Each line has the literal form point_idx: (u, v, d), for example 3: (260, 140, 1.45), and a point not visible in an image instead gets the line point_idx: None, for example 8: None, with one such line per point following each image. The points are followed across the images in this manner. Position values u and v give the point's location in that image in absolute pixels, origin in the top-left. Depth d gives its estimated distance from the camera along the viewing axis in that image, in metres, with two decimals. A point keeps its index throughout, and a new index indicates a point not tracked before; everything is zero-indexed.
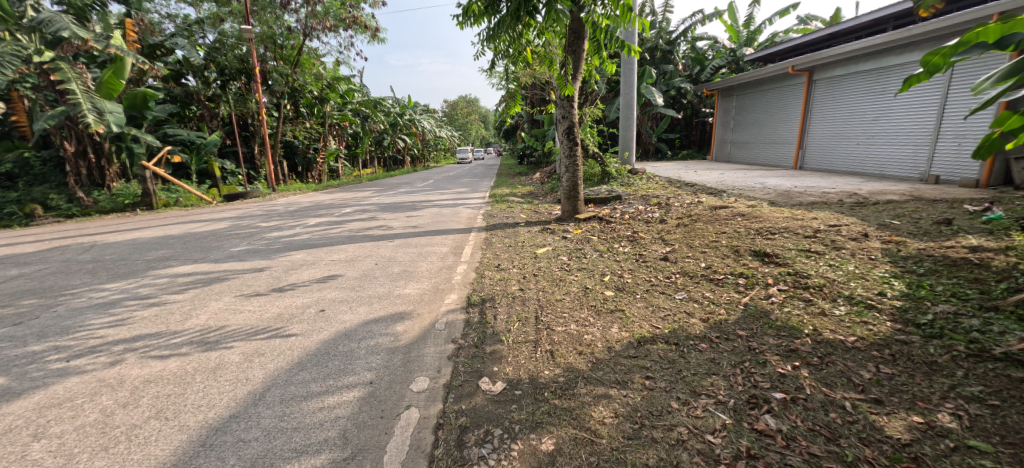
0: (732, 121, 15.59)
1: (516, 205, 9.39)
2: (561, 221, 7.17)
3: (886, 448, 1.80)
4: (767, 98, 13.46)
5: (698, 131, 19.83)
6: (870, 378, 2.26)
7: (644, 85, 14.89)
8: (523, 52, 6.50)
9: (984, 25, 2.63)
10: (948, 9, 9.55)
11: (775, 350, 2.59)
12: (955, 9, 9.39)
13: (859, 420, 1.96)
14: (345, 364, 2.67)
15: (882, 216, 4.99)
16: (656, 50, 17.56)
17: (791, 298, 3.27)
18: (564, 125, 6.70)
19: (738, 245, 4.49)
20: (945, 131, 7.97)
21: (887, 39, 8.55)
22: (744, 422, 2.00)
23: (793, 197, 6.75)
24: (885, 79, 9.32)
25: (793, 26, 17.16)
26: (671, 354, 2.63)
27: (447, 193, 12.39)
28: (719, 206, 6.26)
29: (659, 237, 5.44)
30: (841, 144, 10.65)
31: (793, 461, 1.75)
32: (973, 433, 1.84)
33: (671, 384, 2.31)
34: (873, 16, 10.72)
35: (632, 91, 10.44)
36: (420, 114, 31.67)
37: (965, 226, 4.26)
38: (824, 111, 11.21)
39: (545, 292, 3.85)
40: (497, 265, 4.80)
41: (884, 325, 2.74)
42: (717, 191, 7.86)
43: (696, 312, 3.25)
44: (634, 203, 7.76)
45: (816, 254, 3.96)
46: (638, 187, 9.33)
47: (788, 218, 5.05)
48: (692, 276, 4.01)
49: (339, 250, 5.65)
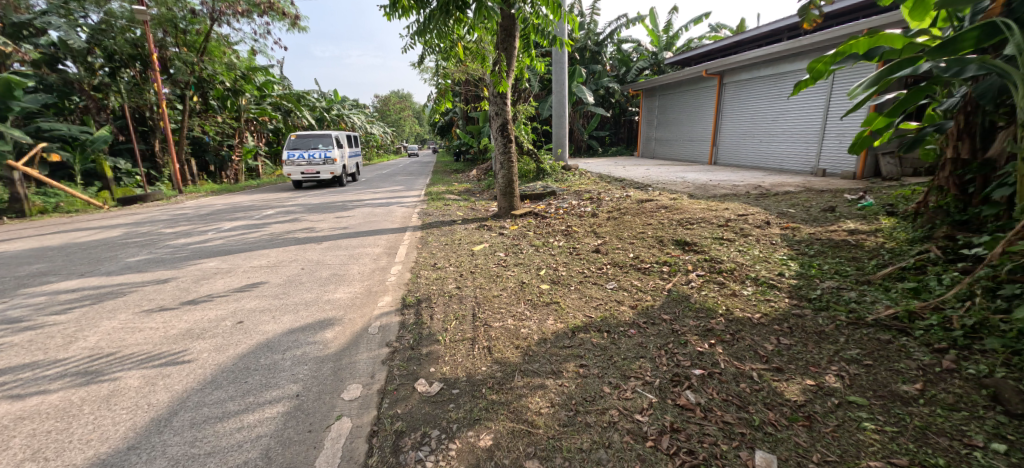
0: (655, 119, 16.56)
1: (452, 202, 9.27)
2: (498, 217, 7.19)
3: (786, 410, 2.02)
4: (685, 98, 14.50)
5: (626, 129, 20.87)
6: (772, 349, 2.54)
7: (575, 84, 15.40)
8: (455, 48, 6.47)
9: (855, 36, 3.35)
10: (830, 24, 10.89)
11: (694, 330, 2.82)
12: (835, 24, 10.76)
13: (764, 388, 2.19)
14: (267, 378, 2.48)
15: (781, 206, 5.59)
16: (585, 50, 18.21)
17: (707, 282, 3.58)
18: (498, 122, 6.72)
19: (663, 236, 4.79)
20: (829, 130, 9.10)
21: (782, 48, 9.57)
22: (668, 399, 2.14)
23: (708, 190, 7.36)
24: (782, 84, 10.44)
25: (706, 33, 18.69)
26: (603, 342, 2.76)
27: (380, 193, 11.76)
28: (645, 200, 6.66)
29: (591, 231, 5.66)
30: (748, 141, 11.77)
31: (711, 430, 1.91)
32: (853, 390, 2.13)
33: (603, 369, 2.42)
34: (772, 27, 11.95)
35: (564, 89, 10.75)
36: (350, 109, 30.12)
37: (845, 213, 4.91)
38: (732, 111, 12.31)
39: (482, 289, 3.85)
40: (433, 264, 4.72)
41: (782, 301, 3.10)
42: (644, 186, 8.34)
43: (625, 299, 3.43)
44: (568, 198, 7.99)
45: (728, 240, 4.36)
46: (572, 182, 9.65)
47: (704, 210, 5.50)
48: (622, 266, 4.22)
49: (261, 256, 5.23)
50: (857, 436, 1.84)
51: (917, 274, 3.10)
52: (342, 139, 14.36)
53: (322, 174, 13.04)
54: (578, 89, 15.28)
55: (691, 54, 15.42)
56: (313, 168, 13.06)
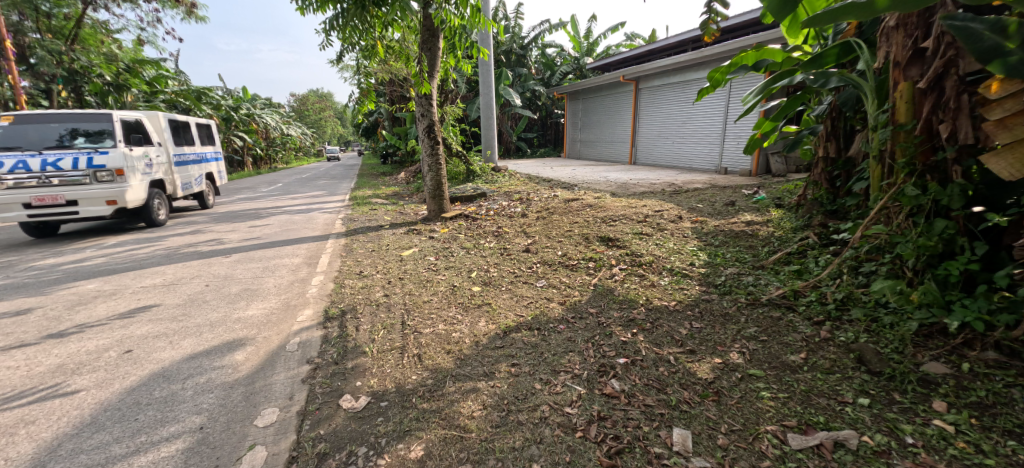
0: (579, 121, 17.26)
1: (380, 206, 8.92)
2: (428, 221, 7.03)
3: (698, 388, 2.21)
4: (605, 102, 15.28)
5: (553, 131, 21.46)
6: (686, 333, 2.76)
7: (501, 86, 15.53)
8: (376, 46, 6.23)
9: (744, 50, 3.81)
10: (727, 37, 12.09)
11: (618, 321, 2.98)
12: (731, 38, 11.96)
13: (680, 369, 2.37)
14: (164, 412, 2.20)
15: (691, 201, 6.11)
16: (511, 53, 18.47)
17: (630, 275, 3.80)
18: (424, 123, 6.57)
19: (588, 233, 5.00)
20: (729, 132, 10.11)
21: (688, 58, 10.45)
22: (595, 389, 2.24)
23: (629, 189, 7.82)
24: (688, 90, 11.39)
25: (622, 42, 19.85)
26: (534, 339, 2.81)
27: (299, 199, 10.98)
28: (571, 199, 6.91)
29: (521, 231, 5.75)
30: (661, 143, 12.70)
31: (634, 415, 2.03)
32: (752, 364, 2.38)
33: (534, 367, 2.47)
34: (678, 38, 13.00)
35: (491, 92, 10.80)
36: (262, 108, 27.75)
37: (744, 206, 5.48)
38: (647, 114, 13.20)
39: (412, 295, 3.74)
40: (359, 272, 4.50)
41: (694, 288, 3.38)
42: (570, 185, 8.66)
43: (555, 296, 3.54)
44: (499, 199, 8.04)
45: (646, 235, 4.67)
46: (502, 184, 9.72)
47: (625, 207, 5.83)
48: (551, 264, 4.35)
49: (156, 273, 4.63)
50: (757, 404, 2.06)
51: (799, 258, 3.55)
52: (141, 123, 7.16)
53: (78, 207, 6.08)
54: (505, 91, 15.46)
55: (609, 61, 16.28)
56: (54, 191, 6.03)
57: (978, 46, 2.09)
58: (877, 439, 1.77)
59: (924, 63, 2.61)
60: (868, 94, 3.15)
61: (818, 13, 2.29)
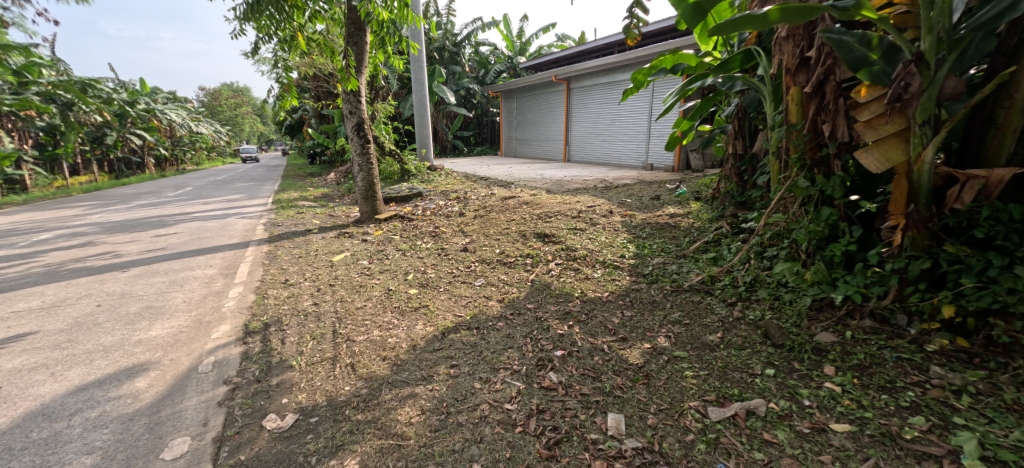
0: (514, 120, 17.42)
1: (307, 209, 8.37)
2: (360, 223, 6.71)
3: (630, 373, 2.33)
4: (539, 101, 15.57)
5: (489, 130, 21.42)
6: (618, 322, 2.90)
7: (434, 84, 15.23)
8: (297, 39, 5.83)
9: (662, 55, 4.10)
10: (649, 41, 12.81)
11: (554, 315, 3.06)
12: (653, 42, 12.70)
13: (613, 357, 2.49)
14: (43, 456, 1.90)
15: (620, 196, 6.42)
16: (444, 50, 18.12)
17: (565, 269, 3.91)
18: (353, 121, 6.26)
19: (525, 230, 5.08)
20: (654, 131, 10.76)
21: (614, 60, 10.94)
22: (534, 383, 2.28)
23: (563, 185, 8.04)
24: (616, 90, 11.94)
25: (554, 42, 20.31)
26: (473, 339, 2.80)
27: (212, 203, 10.01)
28: (508, 197, 6.97)
29: (458, 230, 5.69)
30: (592, 141, 13.21)
31: (571, 404, 2.10)
32: (677, 346, 2.56)
33: (473, 366, 2.47)
34: (606, 41, 13.56)
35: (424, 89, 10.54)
36: (166, 103, 24.92)
37: (668, 200, 5.87)
38: (578, 113, 13.65)
39: (344, 302, 3.56)
40: (284, 280, 4.20)
41: (625, 279, 3.57)
42: (507, 183, 8.72)
43: (493, 294, 3.54)
44: (435, 198, 7.89)
45: (580, 230, 4.83)
46: (438, 183, 9.53)
47: (559, 203, 5.99)
48: (489, 262, 4.35)
49: (32, 295, 3.99)
50: (681, 383, 2.22)
51: (715, 246, 3.87)
52: None
53: None
54: (439, 88, 15.20)
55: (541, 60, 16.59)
56: None
57: (850, 57, 2.42)
58: (782, 404, 1.99)
59: (809, 70, 2.95)
60: (767, 96, 3.52)
61: (722, 22, 2.51)
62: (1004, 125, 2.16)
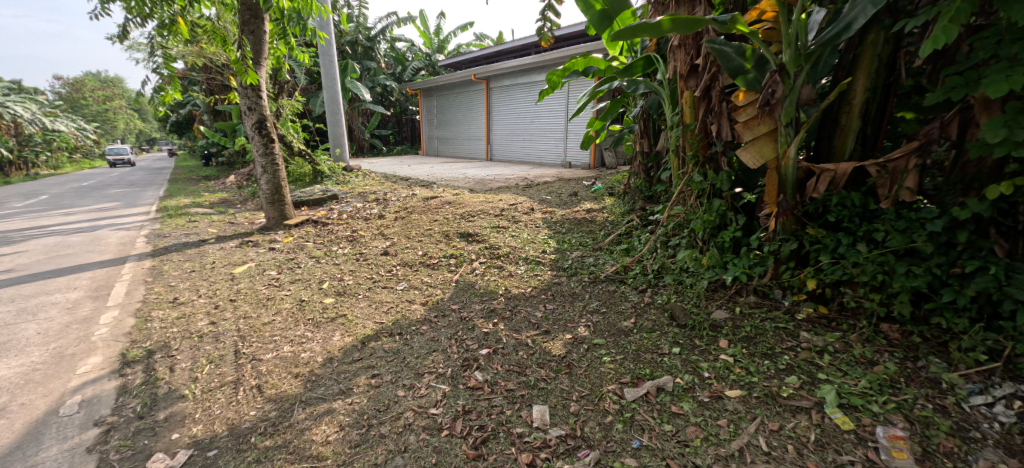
0: (434, 119, 17.06)
1: (202, 217, 7.46)
2: (266, 230, 6.11)
3: (553, 365, 2.41)
4: (458, 100, 15.44)
5: (410, 128, 20.61)
6: (541, 316, 2.99)
7: (347, 80, 14.39)
8: (179, 24, 5.18)
9: (574, 57, 4.28)
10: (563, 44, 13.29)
11: (479, 314, 3.07)
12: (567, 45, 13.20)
13: (536, 350, 2.56)
14: None
15: (541, 193, 6.61)
16: (357, 44, 17.01)
17: (489, 267, 3.94)
18: (253, 118, 5.69)
19: (448, 230, 5.01)
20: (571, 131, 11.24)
21: (531, 61, 11.19)
22: (460, 384, 2.27)
23: (486, 184, 8.07)
24: (533, 91, 12.24)
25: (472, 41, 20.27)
26: (395, 345, 2.71)
27: (77, 214, 8.52)
28: (430, 197, 6.83)
29: (378, 233, 5.44)
30: (513, 140, 13.42)
31: (497, 401, 2.12)
32: (596, 334, 2.71)
33: (396, 373, 2.39)
34: (522, 42, 13.82)
35: (335, 84, 9.89)
36: (8, 95, 20.68)
37: (585, 196, 6.17)
38: (498, 112, 13.78)
39: (249, 319, 3.23)
40: (174, 299, 3.70)
41: (547, 273, 3.68)
42: (428, 183, 8.52)
43: (417, 298, 3.45)
44: (352, 201, 7.46)
45: (503, 228, 4.89)
46: (354, 184, 9.02)
47: (482, 202, 6.01)
48: (411, 265, 4.22)
49: None
50: (600, 369, 2.34)
51: (627, 238, 4.14)
52: None
53: None
54: (353, 84, 14.38)
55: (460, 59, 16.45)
56: None
57: (730, 66, 2.72)
58: (686, 379, 2.19)
59: (698, 76, 3.26)
60: (666, 99, 3.84)
61: (622, 28, 2.69)
62: (846, 127, 2.57)
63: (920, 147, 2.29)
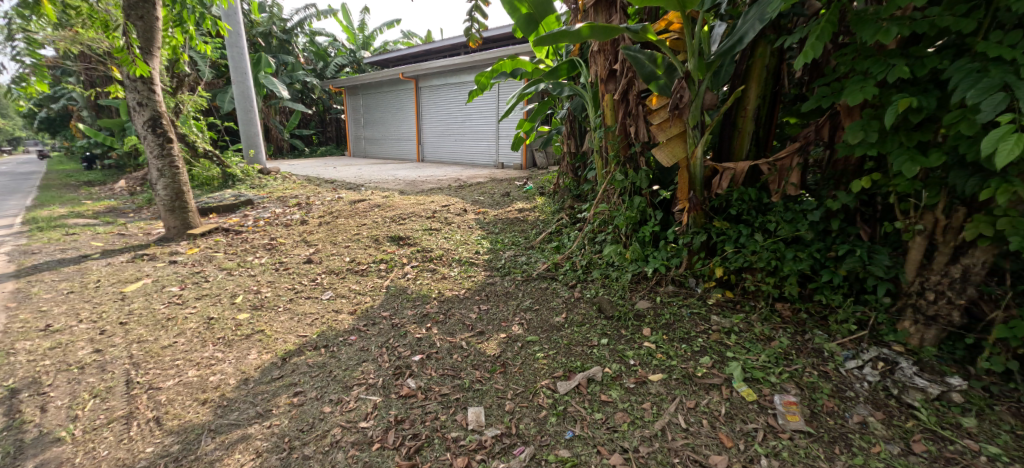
0: (360, 118, 16.21)
1: (83, 228, 6.45)
2: (166, 241, 5.40)
3: (488, 365, 2.42)
4: (385, 99, 14.90)
5: (334, 128, 19.52)
6: (476, 317, 2.99)
7: (261, 74, 13.27)
8: (45, 4, 4.42)
9: (501, 59, 4.36)
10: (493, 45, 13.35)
11: (412, 319, 2.99)
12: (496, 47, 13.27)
13: (471, 352, 2.56)
14: None
15: (474, 194, 6.60)
16: (271, 37, 15.45)
17: (422, 271, 3.85)
18: (145, 115, 5.03)
19: (378, 235, 4.82)
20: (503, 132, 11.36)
21: (461, 61, 11.10)
22: (392, 394, 2.20)
23: (417, 186, 7.88)
24: (463, 91, 12.16)
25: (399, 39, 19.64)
26: (321, 358, 2.56)
27: None
28: (357, 200, 6.51)
29: (300, 240, 5.07)
30: (444, 140, 13.24)
31: (432, 407, 2.09)
32: (530, 331, 2.76)
33: (322, 389, 2.26)
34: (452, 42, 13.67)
35: (246, 79, 9.06)
36: None
37: (517, 195, 6.26)
38: (428, 112, 13.51)
39: (145, 343, 2.86)
40: (47, 326, 3.16)
41: (481, 274, 3.68)
42: (356, 186, 8.12)
43: (344, 307, 3.28)
44: (270, 206, 6.87)
45: (435, 230, 4.81)
46: (272, 188, 8.29)
47: (413, 204, 5.86)
48: (338, 272, 4.00)
49: None
50: (534, 365, 2.39)
51: (558, 236, 4.27)
52: None
53: None
54: (267, 80, 13.28)
55: (386, 57, 15.90)
56: None
57: (643, 72, 2.90)
58: (614, 368, 2.31)
59: (616, 81, 3.45)
60: (589, 101, 4.01)
61: (544, 34, 2.82)
62: (742, 129, 2.86)
63: (801, 148, 2.61)
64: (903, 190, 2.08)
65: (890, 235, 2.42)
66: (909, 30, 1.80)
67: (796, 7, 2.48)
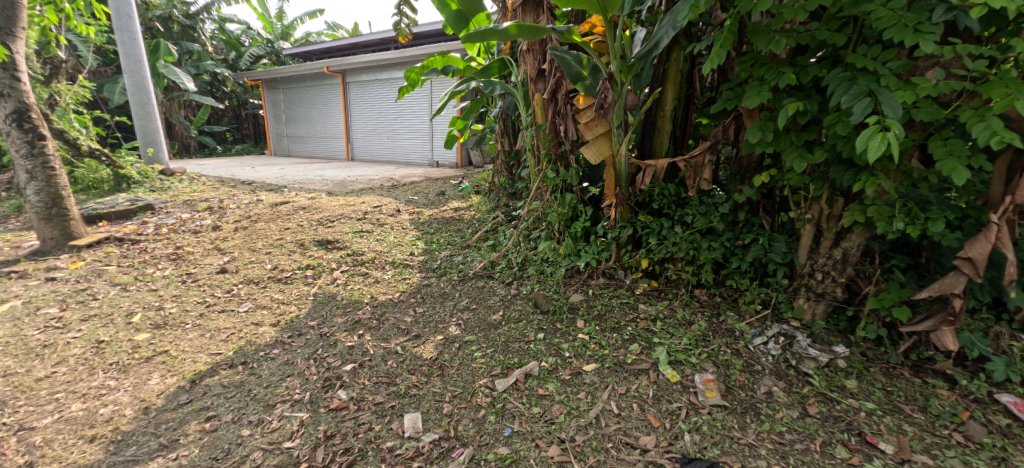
0: (281, 114, 15.02)
1: None
2: (40, 256, 4.56)
3: (424, 368, 2.37)
4: (308, 94, 13.99)
5: (251, 125, 17.88)
6: (411, 320, 2.91)
7: (160, 63, 11.84)
8: None
9: (432, 55, 4.27)
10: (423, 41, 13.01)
11: (342, 327, 2.84)
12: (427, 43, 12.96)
13: (406, 356, 2.49)
14: None
15: (407, 194, 6.41)
16: (171, 21, 13.81)
17: (352, 275, 3.67)
18: (11, 109, 4.28)
19: (303, 239, 4.51)
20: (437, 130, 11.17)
21: (391, 56, 10.69)
22: (321, 408, 2.09)
23: (346, 186, 7.49)
24: (394, 88, 11.76)
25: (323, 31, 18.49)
26: (239, 377, 2.36)
27: None
28: (279, 203, 6.05)
29: (212, 248, 4.60)
30: (374, 138, 12.73)
31: (365, 417, 2.01)
32: (468, 331, 2.74)
33: (240, 410, 2.09)
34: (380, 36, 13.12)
35: (141, 69, 8.04)
36: None
37: (452, 194, 6.19)
38: (356, 109, 12.89)
39: (15, 376, 2.44)
40: None
41: (416, 276, 3.59)
42: (277, 187, 7.53)
43: (266, 319, 3.03)
44: (175, 211, 6.15)
45: (367, 232, 4.61)
46: (177, 191, 7.33)
47: (342, 206, 5.57)
48: (258, 282, 3.69)
49: None
50: (472, 365, 2.38)
51: (493, 234, 4.28)
52: None
53: None
54: (168, 69, 11.86)
55: (308, 49, 14.92)
56: None
57: (569, 72, 2.99)
58: (550, 361, 2.37)
59: (545, 80, 3.52)
60: (520, 100, 4.05)
61: (471, 31, 2.80)
62: (662, 129, 3.04)
63: (712, 146, 2.83)
64: (794, 184, 2.34)
65: (786, 224, 2.71)
66: (796, 42, 2.03)
67: (704, 17, 2.69)
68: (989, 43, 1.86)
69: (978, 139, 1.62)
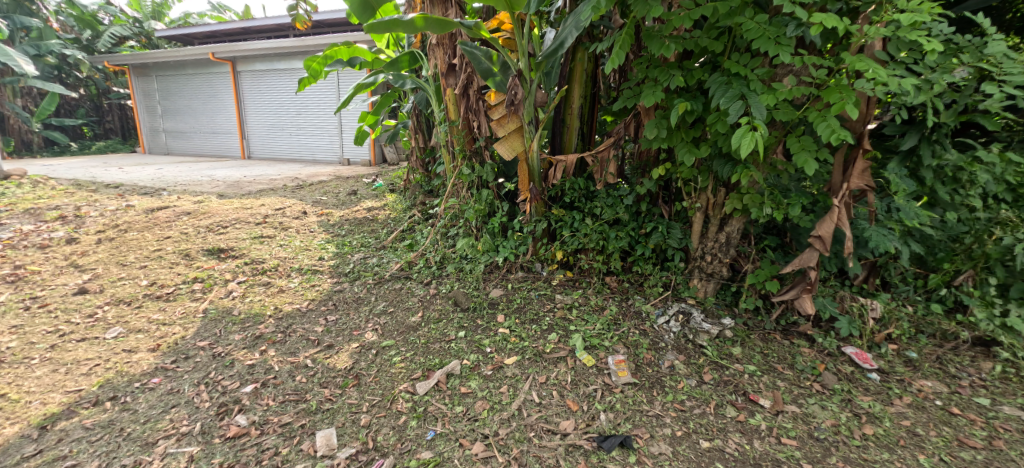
0: (155, 106, 13.08)
1: None
2: None
3: (338, 380, 2.23)
4: (189, 84, 12.35)
5: (115, 117, 15.18)
6: (322, 330, 2.71)
7: None
8: None
9: (334, 45, 4.01)
10: (327, 30, 12.12)
11: (241, 344, 2.56)
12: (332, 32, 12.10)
13: (317, 369, 2.32)
14: None
15: (314, 194, 5.96)
16: None
17: (252, 286, 3.32)
18: None
19: (188, 249, 3.97)
20: (346, 126, 10.54)
21: (290, 45, 9.82)
22: (215, 438, 1.87)
23: (241, 188, 6.76)
24: (295, 79, 10.85)
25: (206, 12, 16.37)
26: (110, 415, 2.03)
27: None
28: (156, 208, 5.26)
29: (67, 265, 3.85)
30: (274, 134, 11.65)
31: (270, 441, 1.85)
32: (385, 336, 2.64)
33: (109, 454, 1.80)
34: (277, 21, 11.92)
35: None
36: None
37: (365, 194, 5.88)
38: (249, 102, 11.66)
39: None
40: None
41: (326, 282, 3.35)
42: (154, 191, 6.54)
43: (143, 344, 2.62)
44: (14, 222, 5.05)
45: (268, 237, 4.20)
46: (15, 197, 6.05)
47: (236, 209, 5.02)
48: (131, 301, 3.18)
49: None
50: (391, 370, 2.30)
51: (410, 234, 4.15)
52: None
53: None
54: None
55: (187, 32, 13.13)
56: None
57: (480, 68, 3.00)
58: (471, 359, 2.36)
59: (456, 75, 3.49)
60: (432, 94, 3.95)
61: (374, 21, 2.66)
62: (570, 125, 3.18)
63: (615, 142, 3.01)
64: (685, 176, 2.59)
65: (680, 212, 2.99)
66: (682, 47, 2.22)
67: (604, 21, 2.84)
68: (829, 55, 2.21)
69: (822, 136, 1.93)
